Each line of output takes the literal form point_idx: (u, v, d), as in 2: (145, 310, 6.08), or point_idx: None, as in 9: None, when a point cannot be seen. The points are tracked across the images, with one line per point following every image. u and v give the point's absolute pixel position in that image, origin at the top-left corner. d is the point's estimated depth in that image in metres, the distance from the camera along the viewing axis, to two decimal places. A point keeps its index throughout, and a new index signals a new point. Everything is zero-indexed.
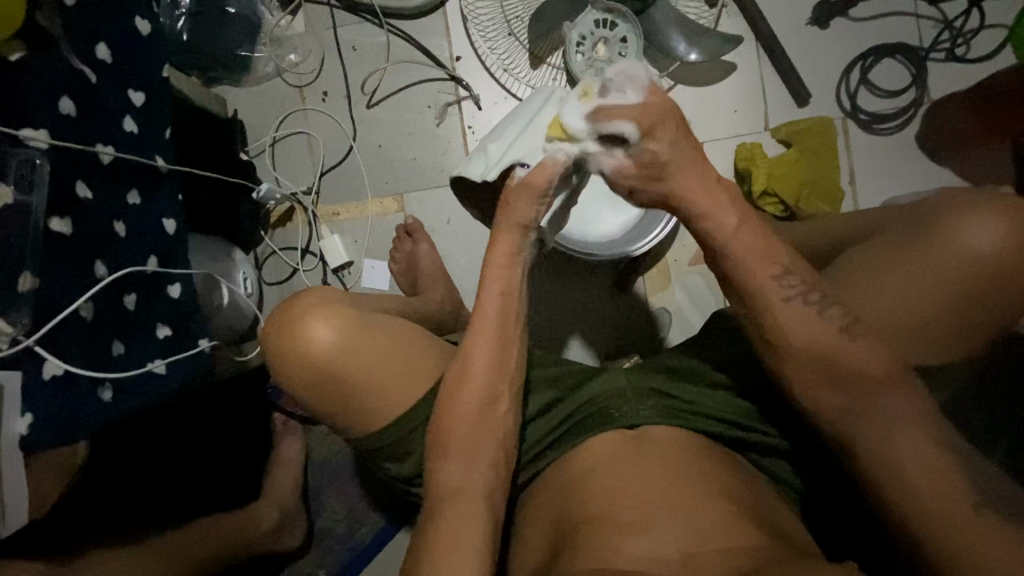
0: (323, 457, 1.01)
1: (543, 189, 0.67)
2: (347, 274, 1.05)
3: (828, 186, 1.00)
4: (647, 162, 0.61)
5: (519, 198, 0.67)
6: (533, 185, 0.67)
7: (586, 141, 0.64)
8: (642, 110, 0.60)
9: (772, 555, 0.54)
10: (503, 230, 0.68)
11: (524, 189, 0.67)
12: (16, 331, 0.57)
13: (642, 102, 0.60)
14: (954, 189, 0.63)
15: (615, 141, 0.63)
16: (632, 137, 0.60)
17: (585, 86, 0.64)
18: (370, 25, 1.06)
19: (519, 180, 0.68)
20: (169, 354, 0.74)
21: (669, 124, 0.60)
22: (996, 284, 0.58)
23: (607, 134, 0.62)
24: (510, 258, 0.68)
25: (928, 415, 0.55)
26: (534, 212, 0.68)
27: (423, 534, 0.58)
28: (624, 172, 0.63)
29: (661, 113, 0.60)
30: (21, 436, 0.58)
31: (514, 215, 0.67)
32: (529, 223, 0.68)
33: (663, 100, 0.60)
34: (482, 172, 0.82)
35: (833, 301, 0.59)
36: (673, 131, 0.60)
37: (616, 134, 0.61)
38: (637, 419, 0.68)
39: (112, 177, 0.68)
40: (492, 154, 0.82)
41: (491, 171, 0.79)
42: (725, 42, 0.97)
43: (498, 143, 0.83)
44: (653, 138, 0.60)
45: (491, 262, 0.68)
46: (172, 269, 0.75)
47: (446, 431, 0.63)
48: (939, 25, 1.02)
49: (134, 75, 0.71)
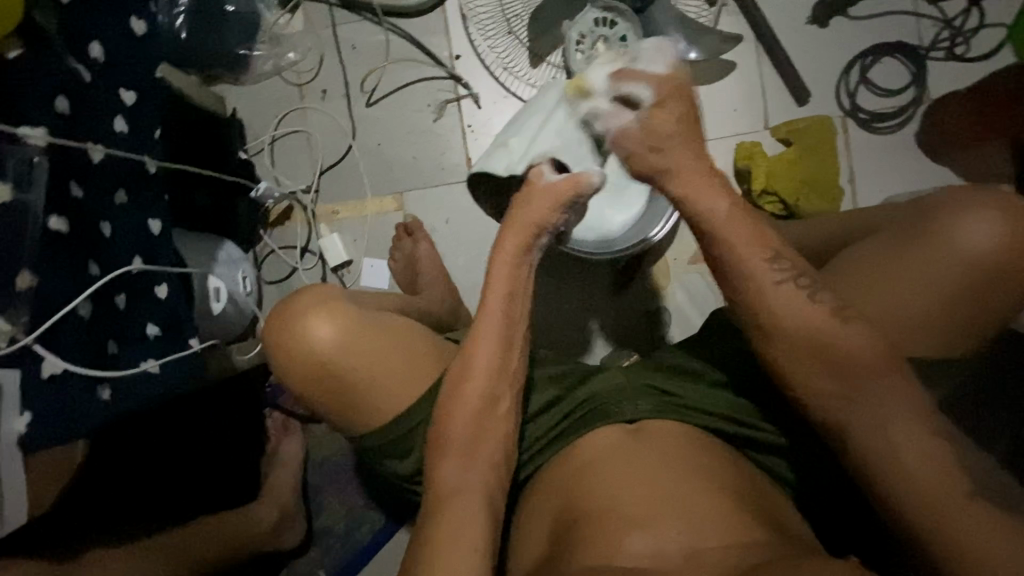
0: (322, 456, 1.01)
1: (567, 198, 0.69)
2: (346, 274, 1.05)
3: (828, 184, 1.00)
4: (652, 134, 0.63)
5: (543, 200, 0.69)
6: (559, 191, 0.69)
7: (601, 100, 0.67)
8: (663, 80, 0.64)
9: (776, 552, 0.54)
10: (512, 229, 0.69)
11: (548, 193, 0.69)
12: (14, 330, 0.57)
13: (664, 74, 0.64)
14: (954, 187, 0.63)
15: (628, 104, 0.65)
16: (647, 100, 0.63)
17: (617, 57, 0.70)
18: (369, 24, 1.06)
19: (548, 184, 0.70)
20: (157, 352, 0.73)
21: (681, 98, 0.63)
22: (995, 281, 0.58)
23: (621, 95, 0.65)
24: (517, 258, 0.69)
25: (930, 411, 0.55)
26: (551, 218, 0.69)
27: (423, 533, 0.58)
28: (627, 136, 0.64)
29: (676, 86, 0.64)
30: (19, 435, 0.58)
31: (530, 215, 0.69)
32: (545, 225, 0.69)
33: (683, 78, 0.64)
34: (508, 168, 0.81)
35: (829, 291, 0.60)
36: (682, 107, 0.63)
37: (632, 96, 0.64)
38: (634, 414, 0.68)
39: (102, 177, 0.67)
40: (514, 150, 0.81)
41: (519, 168, 0.80)
42: (724, 40, 0.99)
43: (520, 137, 0.82)
44: (661, 108, 0.63)
45: (496, 260, 0.69)
46: (160, 268, 0.72)
47: (447, 429, 0.63)
48: (938, 24, 1.02)
49: (126, 73, 0.69)
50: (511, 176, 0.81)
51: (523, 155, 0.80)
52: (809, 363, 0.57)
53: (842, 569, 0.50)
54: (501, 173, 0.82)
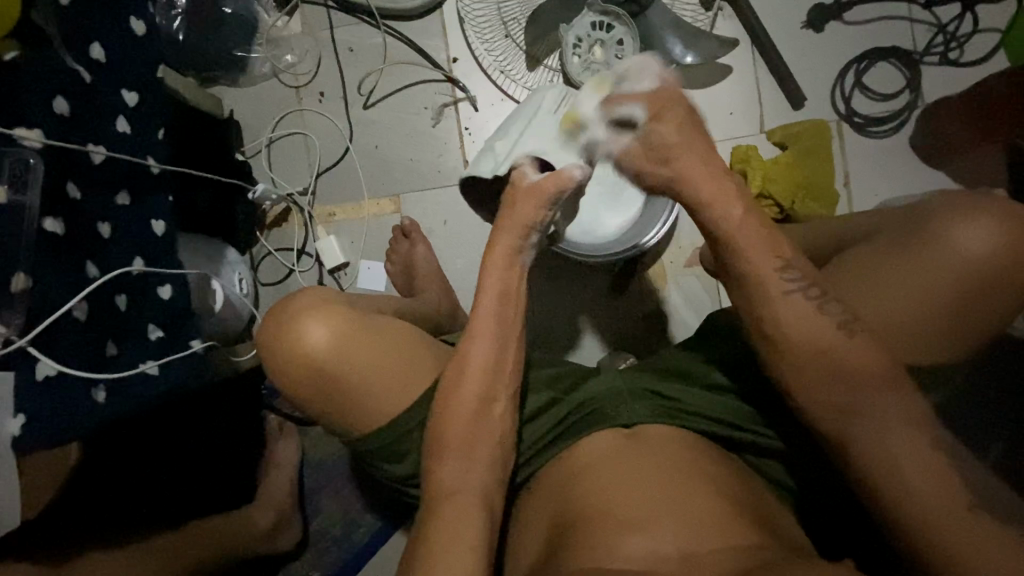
0: (318, 458, 1.01)
1: (551, 196, 0.70)
2: (343, 276, 1.05)
3: (823, 189, 1.01)
4: (654, 145, 0.63)
5: (527, 200, 0.69)
6: (541, 190, 0.69)
7: (597, 127, 0.68)
8: (653, 96, 0.64)
9: (769, 554, 0.54)
10: (504, 231, 0.69)
11: (533, 193, 0.70)
12: (9, 331, 0.57)
13: (653, 89, 0.64)
14: (947, 191, 0.63)
15: (625, 126, 0.66)
16: (640, 118, 0.64)
17: (601, 81, 0.72)
18: (367, 26, 1.06)
19: (531, 184, 0.70)
20: (160, 356, 0.73)
21: (677, 108, 0.63)
22: (990, 285, 0.58)
23: (615, 119, 0.66)
24: (507, 259, 0.69)
25: (924, 415, 0.55)
26: (539, 216, 0.69)
27: (420, 536, 0.58)
28: (630, 154, 0.65)
29: (669, 98, 0.64)
30: (12, 436, 0.57)
31: (518, 217, 0.69)
32: (531, 223, 0.69)
33: (676, 91, 0.64)
34: (491, 169, 0.84)
35: (828, 291, 0.60)
36: (681, 116, 0.63)
37: (625, 117, 0.65)
38: (630, 418, 0.68)
39: (104, 176, 0.68)
40: (498, 152, 0.84)
41: (502, 166, 0.82)
42: (722, 45, 0.99)
43: (505, 140, 0.85)
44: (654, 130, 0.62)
45: (489, 262, 0.69)
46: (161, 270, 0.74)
47: (443, 433, 0.63)
48: (932, 29, 1.03)
49: (130, 75, 0.70)
50: (494, 177, 0.84)
51: (507, 155, 0.82)
52: (804, 364, 0.58)
53: (833, 569, 0.50)
54: (484, 174, 0.85)
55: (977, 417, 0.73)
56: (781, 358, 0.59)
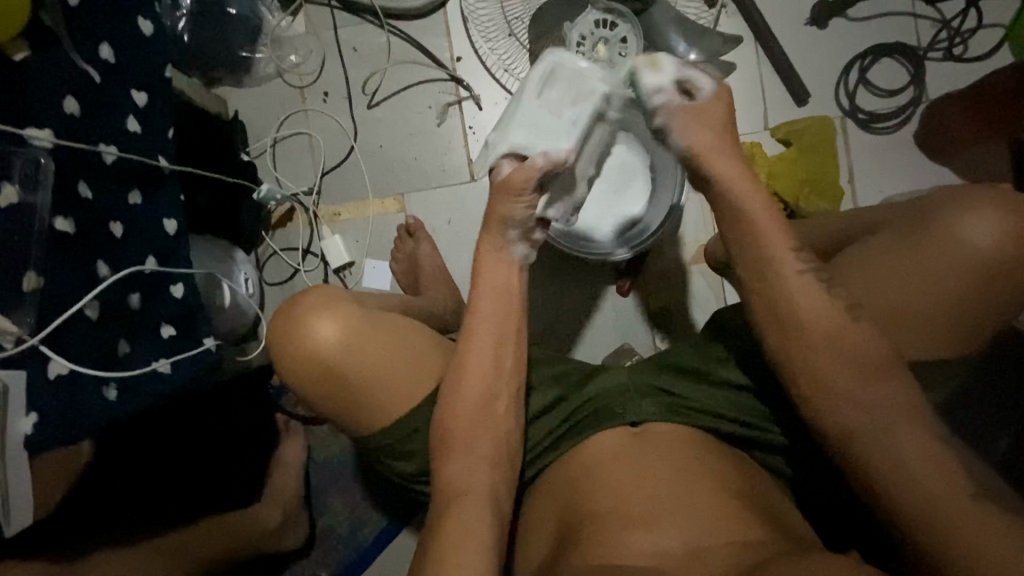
0: (324, 457, 1.02)
1: (518, 189, 0.68)
2: (348, 275, 1.05)
3: (828, 185, 1.00)
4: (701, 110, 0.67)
5: (501, 195, 0.68)
6: (511, 183, 0.68)
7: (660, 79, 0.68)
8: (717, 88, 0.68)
9: (777, 549, 0.54)
10: (490, 233, 0.69)
11: (505, 189, 0.68)
12: (21, 330, 0.58)
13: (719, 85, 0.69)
14: (952, 185, 0.63)
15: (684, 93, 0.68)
16: (703, 87, 0.68)
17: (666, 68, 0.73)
18: (370, 26, 1.07)
19: (503, 181, 0.69)
20: (173, 355, 0.73)
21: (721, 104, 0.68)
22: (996, 280, 0.58)
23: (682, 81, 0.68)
24: (496, 256, 0.69)
25: (929, 409, 0.55)
26: (515, 210, 0.68)
27: (430, 533, 0.58)
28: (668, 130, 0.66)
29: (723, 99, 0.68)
30: (25, 436, 0.58)
31: (496, 214, 0.69)
32: (508, 217, 0.68)
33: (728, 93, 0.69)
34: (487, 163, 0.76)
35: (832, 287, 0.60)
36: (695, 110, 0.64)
37: (689, 85, 0.68)
38: (637, 415, 0.69)
39: (114, 178, 0.67)
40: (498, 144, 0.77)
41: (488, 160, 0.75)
42: (726, 41, 1.01)
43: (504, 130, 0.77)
44: None
45: (483, 265, 0.69)
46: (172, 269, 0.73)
47: (447, 431, 0.63)
48: (936, 24, 1.03)
49: (137, 74, 0.70)
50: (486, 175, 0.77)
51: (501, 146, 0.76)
52: (811, 361, 0.58)
53: (841, 562, 0.51)
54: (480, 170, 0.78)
55: (986, 411, 0.72)
56: (787, 353, 0.59)
